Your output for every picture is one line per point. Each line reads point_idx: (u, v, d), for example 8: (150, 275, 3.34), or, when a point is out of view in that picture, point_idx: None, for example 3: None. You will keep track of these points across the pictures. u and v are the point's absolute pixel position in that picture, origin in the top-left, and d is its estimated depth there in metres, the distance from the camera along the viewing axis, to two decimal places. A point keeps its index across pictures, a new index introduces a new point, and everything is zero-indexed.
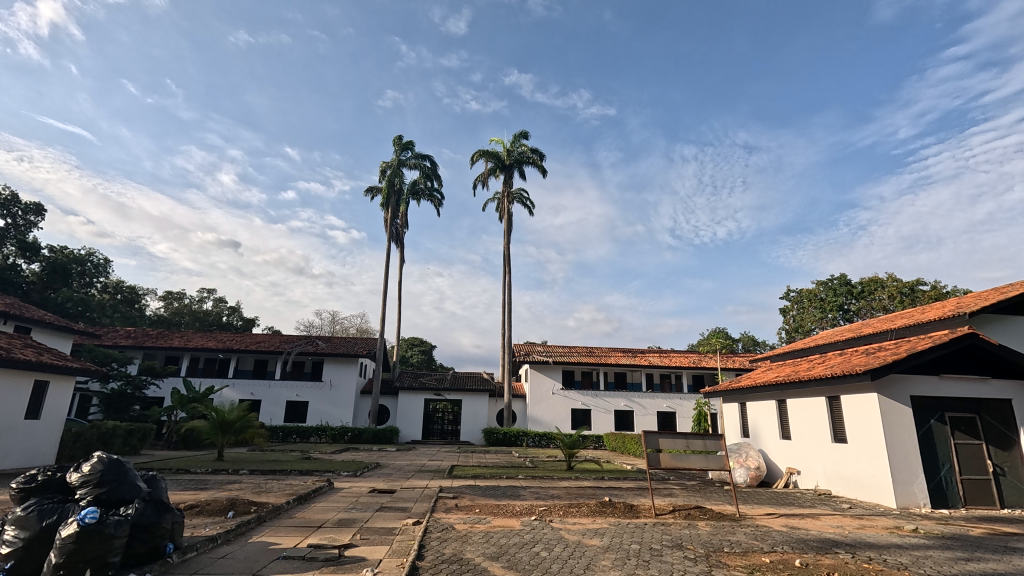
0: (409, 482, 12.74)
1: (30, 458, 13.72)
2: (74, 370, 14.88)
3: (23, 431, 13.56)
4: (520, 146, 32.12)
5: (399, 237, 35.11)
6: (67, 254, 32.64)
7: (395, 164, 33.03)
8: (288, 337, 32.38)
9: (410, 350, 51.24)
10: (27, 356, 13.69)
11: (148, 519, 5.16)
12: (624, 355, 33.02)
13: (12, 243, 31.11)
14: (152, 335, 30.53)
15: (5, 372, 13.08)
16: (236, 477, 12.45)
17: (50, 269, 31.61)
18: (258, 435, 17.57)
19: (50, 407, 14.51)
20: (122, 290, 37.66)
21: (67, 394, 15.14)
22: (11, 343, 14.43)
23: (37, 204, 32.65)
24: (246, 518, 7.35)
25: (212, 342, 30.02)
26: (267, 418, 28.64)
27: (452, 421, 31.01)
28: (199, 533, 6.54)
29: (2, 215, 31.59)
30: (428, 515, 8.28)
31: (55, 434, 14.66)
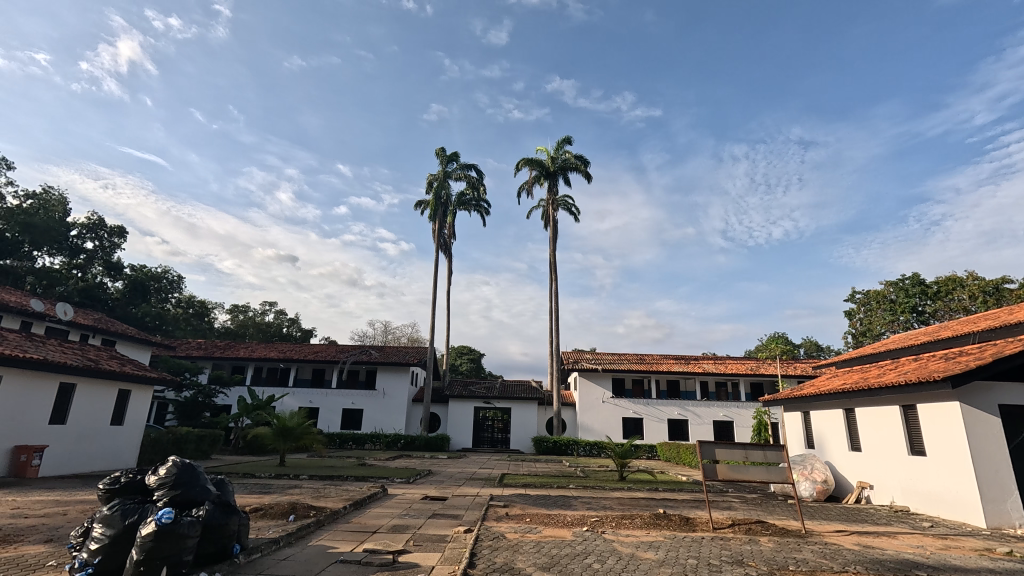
0: (461, 489, 12.82)
1: (115, 461, 14.88)
2: (152, 380, 16.01)
3: (108, 435, 14.72)
4: (564, 152, 32.06)
5: (447, 247, 35.82)
6: (146, 272, 35.44)
7: (441, 175, 33.73)
8: (344, 347, 33.56)
9: (459, 359, 51.93)
10: (113, 367, 14.90)
11: (217, 520, 5.46)
12: (677, 362, 32.08)
13: (99, 263, 34.13)
14: (220, 346, 32.56)
15: (95, 381, 14.30)
16: (296, 482, 12.98)
17: (131, 286, 34.38)
18: (317, 442, 18.23)
19: (132, 414, 15.68)
20: (194, 304, 40.37)
21: (146, 402, 16.31)
22: (99, 354, 15.76)
23: (120, 227, 35.66)
24: (306, 522, 7.65)
25: (274, 352, 31.57)
26: (325, 425, 29.69)
27: (501, 429, 31.04)
28: (263, 536, 6.85)
29: (91, 237, 34.65)
30: (479, 524, 8.30)
31: (135, 440, 15.80)
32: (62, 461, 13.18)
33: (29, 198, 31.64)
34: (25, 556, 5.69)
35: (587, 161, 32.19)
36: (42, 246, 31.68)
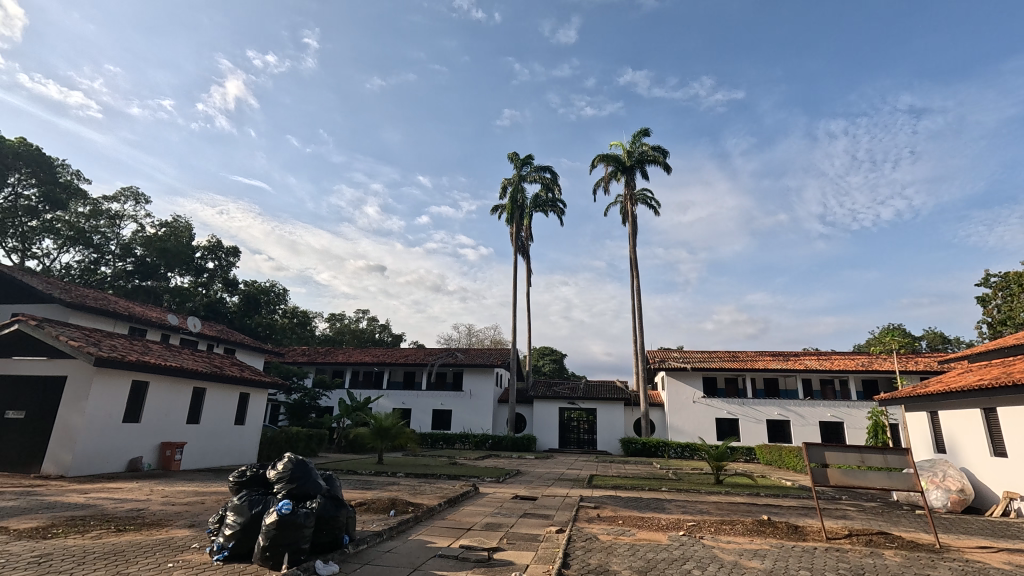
0: (550, 490, 12.86)
1: (239, 457, 16.65)
2: (267, 384, 17.71)
3: (233, 434, 16.50)
4: (640, 145, 31.17)
5: (525, 249, 36.15)
6: (257, 287, 39.32)
7: (517, 179, 34.12)
8: (431, 350, 34.97)
9: (542, 359, 52.16)
10: (235, 373, 16.68)
11: (329, 513, 5.90)
12: (775, 359, 29.92)
13: (220, 281, 38.41)
14: (322, 352, 35.26)
15: (221, 385, 16.07)
16: (395, 479, 13.73)
17: (246, 300, 38.31)
18: (411, 441, 19.14)
19: (252, 415, 17.44)
20: (298, 314, 44.13)
21: (263, 404, 18.06)
22: (224, 362, 17.71)
23: (235, 248, 39.86)
24: (405, 517, 8.07)
25: (368, 356, 33.63)
26: (417, 426, 31.09)
27: (587, 430, 30.74)
28: (368, 528, 7.32)
29: (213, 258, 39.06)
30: (571, 524, 8.27)
31: (255, 438, 17.56)
32: (198, 456, 14.97)
33: (162, 227, 36.31)
34: (175, 539, 6.53)
35: (665, 152, 31.05)
36: (174, 268, 36.23)
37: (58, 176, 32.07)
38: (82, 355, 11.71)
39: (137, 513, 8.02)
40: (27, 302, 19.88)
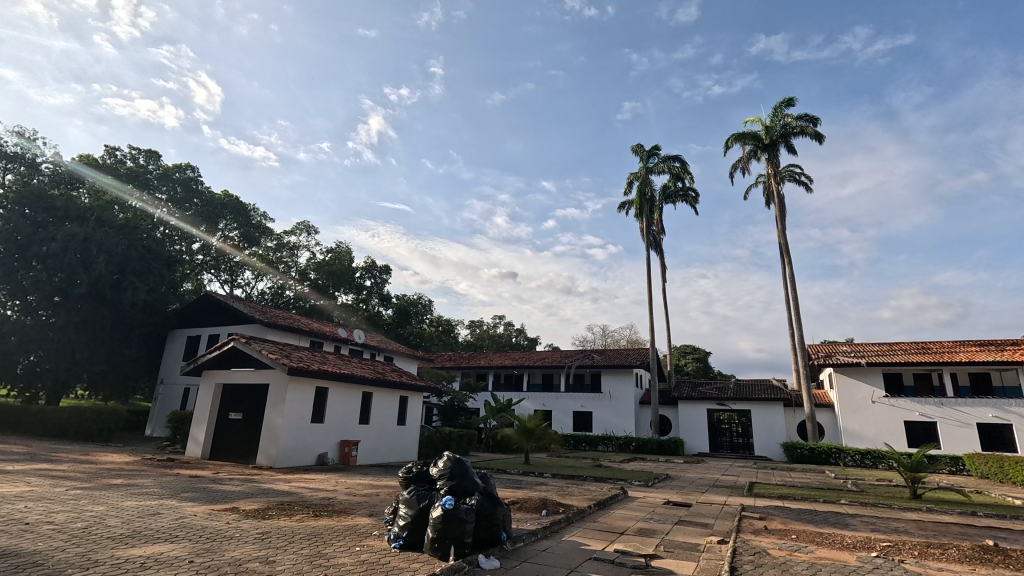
0: (705, 496, 12.05)
1: (402, 454, 18.46)
2: (422, 388, 19.35)
3: (397, 433, 18.32)
4: (783, 117, 28.04)
5: (658, 244, 34.66)
6: (407, 300, 43.32)
7: (643, 172, 32.92)
8: (568, 352, 35.19)
9: (684, 358, 49.42)
10: (395, 378, 18.51)
11: (486, 510, 6.20)
12: (983, 350, 24.59)
13: (376, 296, 43.12)
14: (466, 357, 37.55)
15: (385, 390, 17.95)
16: (542, 479, 14.02)
17: (398, 312, 42.45)
18: (555, 442, 19.40)
19: (411, 416, 19.20)
20: (442, 322, 47.63)
21: (419, 406, 19.77)
22: (385, 368, 19.76)
23: (386, 266, 44.43)
24: (558, 517, 8.17)
25: (508, 360, 34.96)
26: (559, 427, 31.43)
27: (742, 434, 28.51)
28: (523, 526, 7.56)
29: (369, 276, 43.98)
30: (734, 536, 7.64)
31: (415, 437, 19.31)
32: (370, 453, 16.91)
33: (329, 252, 41.91)
34: (359, 525, 7.41)
35: (815, 119, 27.50)
36: (340, 287, 41.57)
37: (251, 218, 38.90)
38: (278, 366, 13.93)
39: (327, 501, 9.30)
40: (238, 323, 24.35)
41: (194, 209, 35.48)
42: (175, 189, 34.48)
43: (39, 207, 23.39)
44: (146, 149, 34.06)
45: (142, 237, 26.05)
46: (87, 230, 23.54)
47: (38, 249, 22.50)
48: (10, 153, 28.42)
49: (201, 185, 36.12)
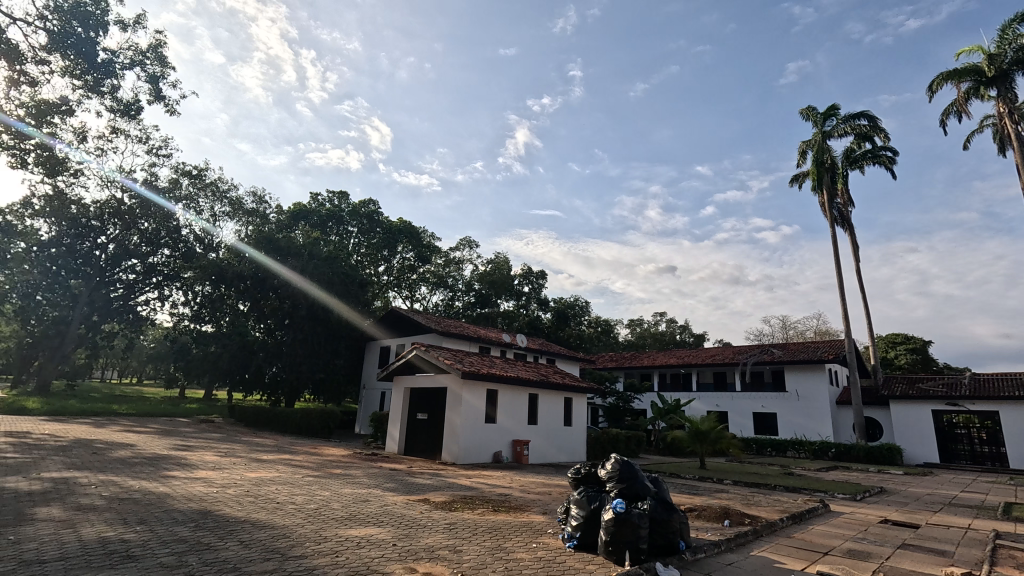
0: (937, 517, 9.90)
1: (572, 454, 18.78)
2: (586, 389, 19.43)
3: (564, 434, 18.69)
4: (1016, 37, 21.93)
5: (845, 218, 29.78)
6: (564, 303, 44.09)
7: (819, 138, 28.63)
8: (741, 348, 32.15)
9: (893, 350, 41.53)
10: (559, 380, 18.90)
11: (661, 516, 5.91)
12: None
13: (535, 301, 44.75)
14: (628, 357, 36.71)
15: (550, 392, 18.42)
16: (722, 486, 12.98)
17: (557, 315, 43.44)
18: (734, 447, 17.81)
19: (577, 417, 19.41)
20: (601, 323, 47.39)
21: (585, 407, 19.89)
22: (549, 370, 20.30)
23: (541, 271, 45.85)
24: (744, 530, 7.45)
25: (674, 359, 33.25)
26: (738, 430, 28.84)
27: (986, 441, 22.69)
28: (705, 536, 7.05)
29: (527, 283, 45.79)
30: (988, 569, 6.09)
31: (583, 438, 19.48)
32: (540, 453, 17.53)
33: (489, 264, 44.75)
34: (535, 523, 7.70)
35: None
36: (501, 295, 44.08)
37: (422, 239, 43.24)
38: (453, 370, 15.26)
39: (504, 498, 9.87)
40: (418, 334, 27.33)
41: (379, 236, 40.73)
42: (364, 222, 40.15)
43: (271, 250, 29.94)
44: (338, 192, 40.37)
45: (342, 265, 30.87)
46: (303, 263, 29.41)
47: (273, 283, 28.84)
48: (252, 208, 36.30)
49: (382, 216, 41.37)
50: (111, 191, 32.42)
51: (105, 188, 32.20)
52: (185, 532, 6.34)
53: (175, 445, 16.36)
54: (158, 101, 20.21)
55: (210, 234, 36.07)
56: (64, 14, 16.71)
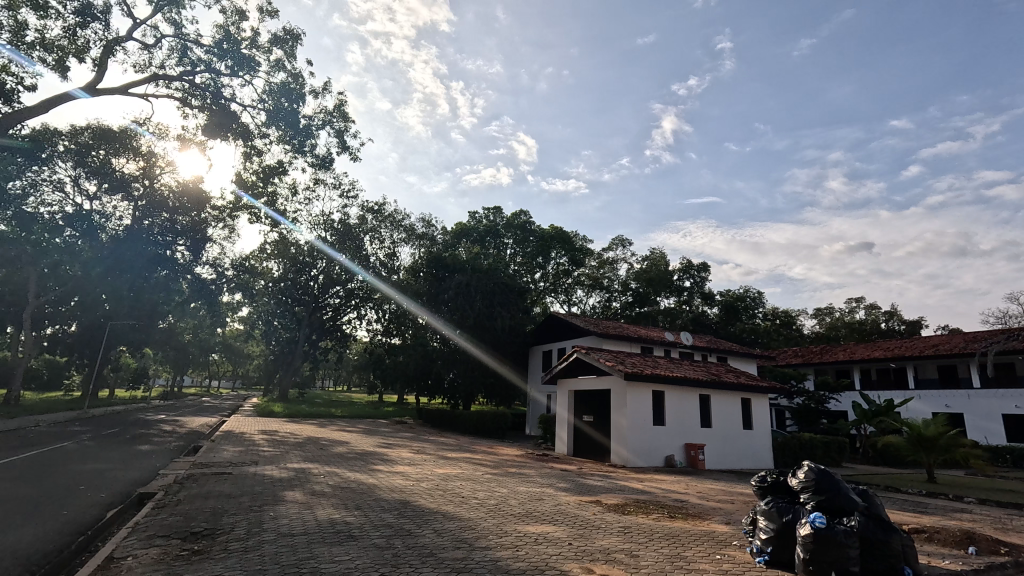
0: None
1: (755, 461, 17.08)
2: (766, 389, 17.53)
3: (744, 438, 17.08)
4: None
5: None
6: (733, 295, 40.57)
7: None
8: (976, 335, 25.87)
9: None
10: (733, 379, 17.37)
11: (876, 535, 5.00)
12: None
13: (699, 296, 42.15)
14: (817, 351, 32.19)
15: (724, 392, 17.01)
16: (962, 505, 10.55)
17: (725, 310, 40.14)
18: (977, 457, 14.35)
19: (759, 420, 17.60)
20: (779, 315, 42.45)
21: (767, 409, 17.93)
22: (720, 369, 18.80)
23: (703, 264, 42.89)
24: (999, 560, 5.94)
25: (879, 351, 28.18)
26: (981, 436, 23.19)
27: None
28: (941, 565, 5.79)
29: (688, 277, 43.18)
30: None
31: (767, 443, 17.57)
32: (718, 458, 16.29)
33: (645, 261, 43.29)
34: (717, 533, 7.16)
35: None
36: (661, 292, 42.22)
37: (574, 243, 43.54)
38: (615, 371, 15.04)
39: (681, 504, 9.39)
40: (578, 336, 27.57)
41: (533, 244, 42.26)
42: (518, 233, 42.05)
43: (440, 267, 33.30)
44: (492, 208, 42.96)
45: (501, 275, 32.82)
46: (468, 277, 31.92)
47: (444, 296, 32.07)
48: (423, 232, 40.61)
49: (534, 225, 42.82)
50: (317, 231, 39.21)
51: (313, 230, 39.07)
52: (391, 519, 7.32)
53: (379, 443, 18.98)
54: (344, 151, 23.90)
55: (391, 259, 41.27)
56: (275, 94, 20.81)
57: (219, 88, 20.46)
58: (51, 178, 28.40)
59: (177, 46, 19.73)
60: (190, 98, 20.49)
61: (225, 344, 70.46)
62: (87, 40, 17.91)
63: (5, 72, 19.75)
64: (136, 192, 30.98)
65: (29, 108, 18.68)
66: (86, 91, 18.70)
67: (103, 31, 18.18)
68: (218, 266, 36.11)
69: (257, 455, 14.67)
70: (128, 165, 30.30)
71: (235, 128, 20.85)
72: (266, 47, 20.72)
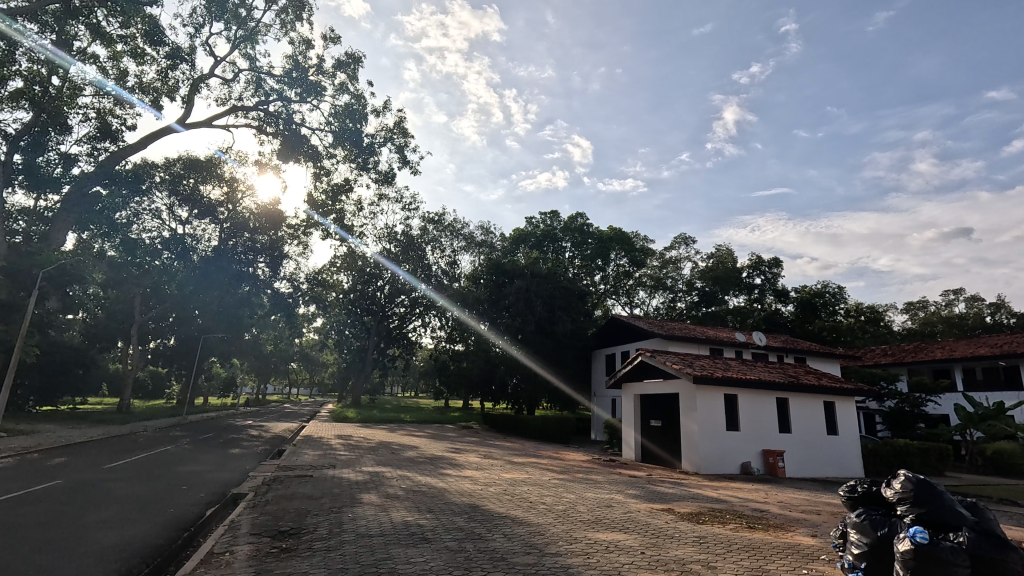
0: None
1: (842, 469, 15.90)
2: (852, 391, 16.27)
3: (829, 444, 15.95)
4: None
5: None
6: (809, 291, 38.26)
7: None
8: None
9: None
10: (813, 382, 16.27)
11: (991, 554, 4.49)
12: None
13: (770, 293, 40.47)
14: (909, 349, 29.57)
15: (804, 395, 15.97)
16: None
17: (801, 307, 37.85)
18: None
19: (844, 424, 16.37)
20: (864, 311, 39.43)
21: (853, 413, 16.64)
22: (798, 371, 17.68)
23: (775, 259, 40.70)
24: None
25: (984, 348, 25.42)
26: None
27: None
28: None
29: (759, 274, 41.09)
30: None
31: (856, 450, 16.29)
32: (800, 466, 15.30)
33: (710, 258, 41.66)
34: (802, 546, 6.72)
35: None
36: (729, 291, 40.41)
37: (635, 243, 42.57)
38: (683, 375, 14.52)
39: (761, 514, 8.90)
40: (642, 339, 26.92)
41: (592, 246, 41.81)
42: (576, 236, 41.73)
43: (500, 274, 33.71)
44: (549, 212, 42.93)
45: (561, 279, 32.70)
46: (528, 282, 32.09)
47: (505, 302, 32.44)
48: (482, 239, 41.33)
49: (592, 227, 42.35)
50: (382, 244, 40.92)
51: (378, 243, 40.81)
52: (462, 522, 7.47)
53: (447, 448, 19.46)
54: (405, 165, 24.81)
55: (452, 267, 42.29)
56: (341, 116, 22.00)
57: (290, 114, 21.93)
58: (150, 207, 31.49)
59: (253, 78, 21.37)
60: (265, 125, 22.07)
61: (302, 353, 74.92)
62: (177, 80, 19.80)
63: (111, 115, 22.22)
64: (221, 215, 33.68)
65: (132, 146, 20.88)
66: (177, 126, 20.65)
67: (189, 71, 20.02)
68: (295, 280, 38.56)
69: (335, 459, 15.46)
70: (214, 191, 33.06)
71: (306, 150, 22.22)
72: (331, 72, 21.97)
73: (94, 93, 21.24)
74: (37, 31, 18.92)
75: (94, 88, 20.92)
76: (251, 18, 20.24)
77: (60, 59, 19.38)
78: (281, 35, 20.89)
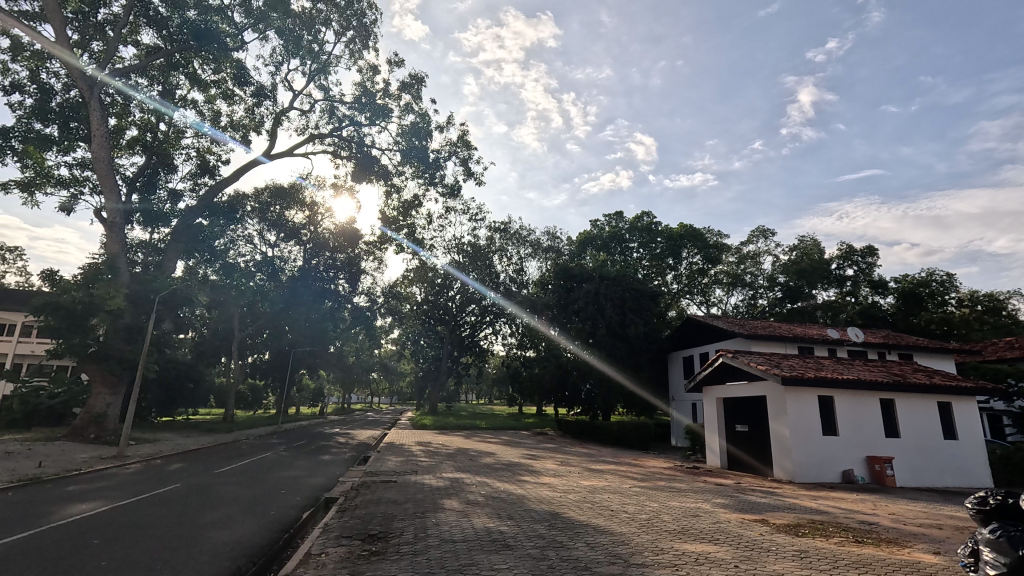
0: None
1: (965, 478, 14.19)
2: (972, 390, 14.49)
3: (948, 450, 14.29)
4: None
5: None
6: (912, 281, 34.78)
7: None
8: None
9: None
10: (923, 380, 14.68)
11: None
12: None
13: (866, 285, 36.96)
14: None
15: (913, 396, 14.43)
16: None
17: (903, 298, 34.48)
18: None
19: (965, 428, 14.60)
20: (980, 300, 35.17)
21: (975, 414, 14.80)
22: (904, 368, 16.01)
23: (869, 247, 37.34)
24: None
25: None
26: None
27: None
28: None
29: (850, 265, 37.88)
30: None
31: (982, 456, 14.47)
32: (914, 474, 13.82)
33: (793, 251, 38.98)
34: (922, 564, 6.02)
35: None
36: (817, 285, 37.55)
37: (707, 239, 40.70)
38: (771, 376, 13.59)
39: (870, 527, 8.10)
40: (722, 339, 25.60)
41: (662, 245, 40.50)
42: (644, 235, 40.65)
43: (567, 278, 33.58)
44: (615, 213, 42.21)
45: (631, 280, 31.98)
46: (596, 286, 31.76)
47: (574, 307, 32.25)
48: (548, 244, 41.39)
49: (661, 225, 41.03)
50: (451, 254, 42.10)
51: (448, 253, 42.03)
52: (543, 530, 7.43)
53: (524, 454, 19.55)
54: (470, 177, 25.41)
55: (520, 274, 42.71)
56: (408, 135, 22.92)
57: (362, 138, 23.20)
58: (244, 234, 34.45)
59: (327, 107, 22.83)
60: (340, 149, 23.46)
61: (381, 363, 78.47)
62: (262, 115, 21.56)
63: (209, 152, 24.59)
64: (304, 237, 36.11)
65: (227, 179, 22.99)
66: (263, 157, 22.47)
67: (272, 106, 21.79)
68: (372, 294, 40.54)
69: (417, 465, 15.95)
70: (297, 215, 35.58)
71: (377, 170, 23.42)
72: (397, 94, 23.03)
73: (194, 134, 23.62)
74: (146, 84, 21.37)
75: (194, 130, 23.26)
76: (323, 52, 21.68)
77: (166, 107, 21.75)
78: (351, 64, 22.21)
